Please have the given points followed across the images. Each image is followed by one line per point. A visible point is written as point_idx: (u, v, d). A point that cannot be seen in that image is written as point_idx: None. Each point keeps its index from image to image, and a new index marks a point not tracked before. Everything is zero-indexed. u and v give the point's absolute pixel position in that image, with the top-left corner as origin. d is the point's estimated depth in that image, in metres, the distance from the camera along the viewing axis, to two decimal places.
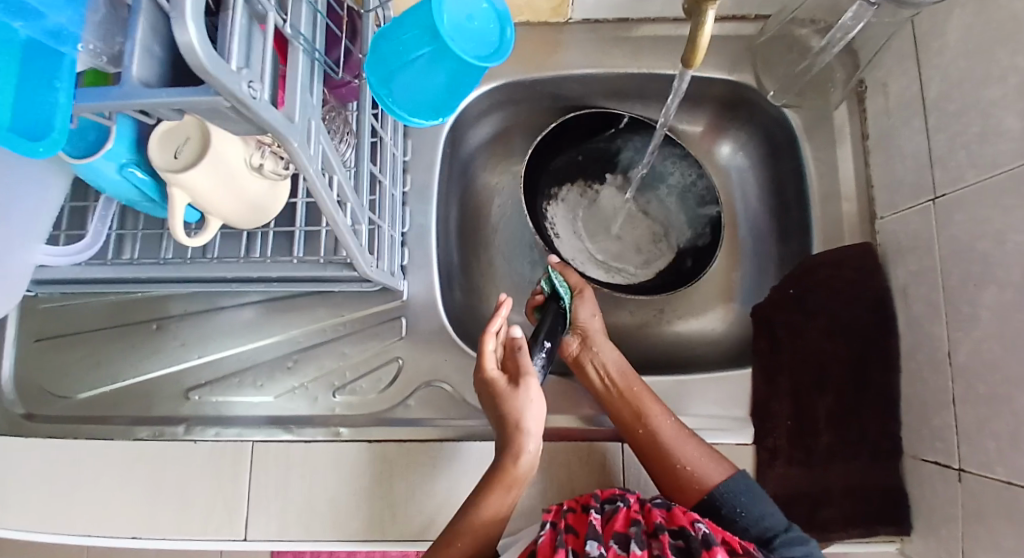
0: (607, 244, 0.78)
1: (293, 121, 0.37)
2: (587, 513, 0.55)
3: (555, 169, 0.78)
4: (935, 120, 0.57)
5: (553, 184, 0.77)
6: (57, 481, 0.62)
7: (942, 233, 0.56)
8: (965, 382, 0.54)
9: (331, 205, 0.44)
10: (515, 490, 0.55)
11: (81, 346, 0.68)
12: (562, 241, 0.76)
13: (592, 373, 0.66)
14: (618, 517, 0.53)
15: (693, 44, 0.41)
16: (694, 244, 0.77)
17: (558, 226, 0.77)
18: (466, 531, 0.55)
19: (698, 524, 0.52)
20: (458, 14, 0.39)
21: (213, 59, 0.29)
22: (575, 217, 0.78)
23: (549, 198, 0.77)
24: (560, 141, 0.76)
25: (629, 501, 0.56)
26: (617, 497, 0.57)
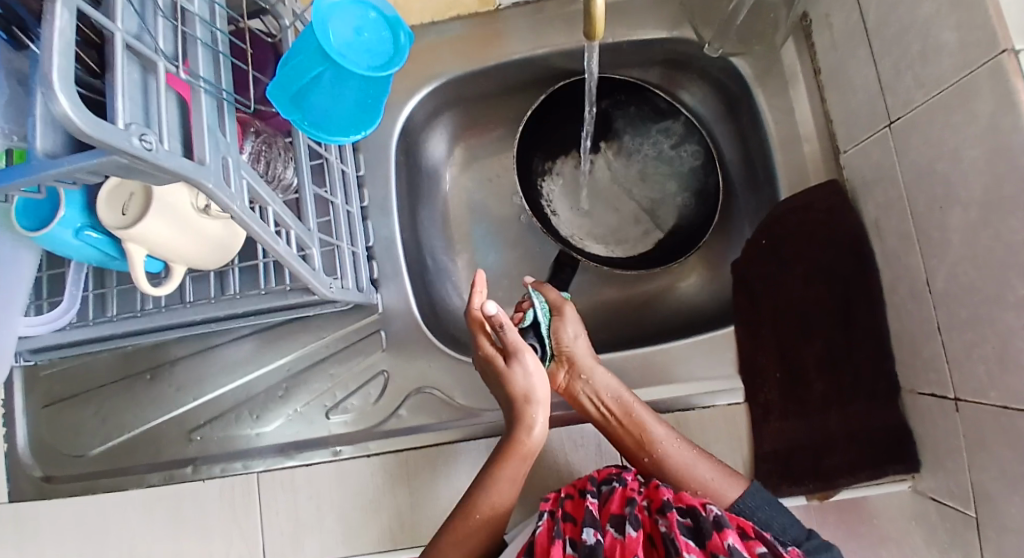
0: (605, 217, 0.77)
1: (206, 163, 0.38)
2: (584, 498, 0.56)
3: (547, 143, 0.76)
4: (878, 44, 0.55)
5: (546, 159, 0.77)
6: (90, 534, 0.66)
7: (903, 159, 0.54)
8: (947, 308, 0.52)
9: (268, 235, 0.45)
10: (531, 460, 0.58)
11: (87, 406, 0.69)
12: (561, 218, 0.76)
13: (584, 402, 0.63)
14: (614, 499, 0.54)
15: (589, 15, 0.40)
16: (693, 209, 0.75)
17: (555, 203, 0.77)
18: (484, 505, 0.55)
19: (709, 505, 0.50)
20: (344, 30, 0.39)
21: (96, 122, 0.29)
22: (573, 190, 0.78)
23: (543, 174, 0.76)
24: (548, 114, 0.74)
25: (626, 479, 0.57)
26: (613, 476, 0.58)
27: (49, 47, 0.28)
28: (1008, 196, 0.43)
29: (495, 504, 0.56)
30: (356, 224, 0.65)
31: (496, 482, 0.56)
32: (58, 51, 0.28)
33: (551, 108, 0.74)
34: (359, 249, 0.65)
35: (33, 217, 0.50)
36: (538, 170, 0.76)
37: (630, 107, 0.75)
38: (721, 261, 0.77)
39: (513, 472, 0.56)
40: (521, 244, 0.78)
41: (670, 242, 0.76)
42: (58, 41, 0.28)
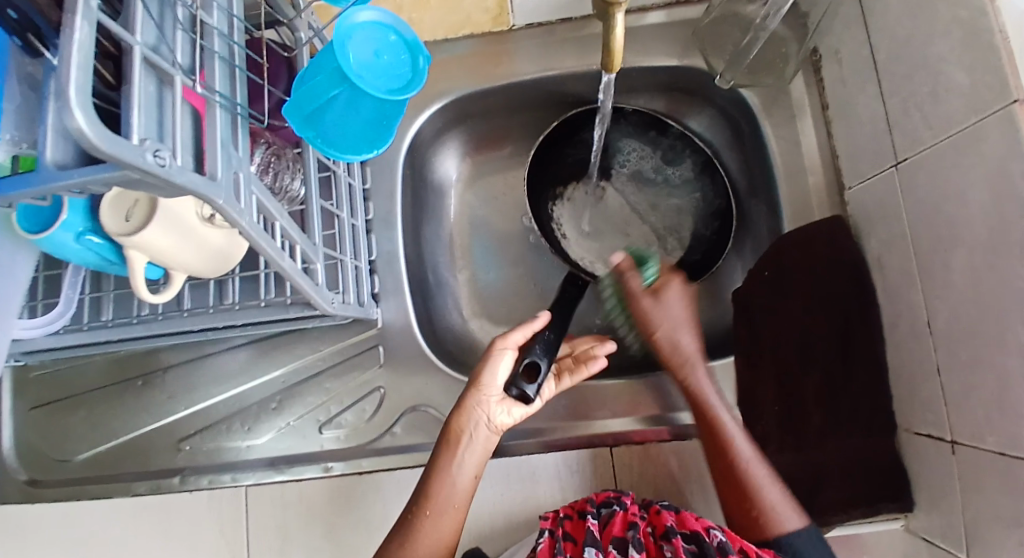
0: (616, 242, 0.76)
1: (217, 179, 0.37)
2: (584, 519, 0.55)
3: (559, 167, 0.76)
4: (888, 83, 0.55)
5: (559, 184, 0.77)
6: (74, 541, 0.65)
7: (909, 199, 0.54)
8: (947, 349, 0.52)
9: (274, 250, 0.44)
10: (472, 448, 0.56)
11: (76, 410, 0.68)
12: (571, 242, 0.76)
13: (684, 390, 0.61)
14: (615, 522, 0.53)
15: (608, 48, 0.40)
16: (706, 236, 0.75)
17: (565, 226, 0.77)
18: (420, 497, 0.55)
19: (711, 530, 0.50)
20: (364, 52, 0.39)
21: (111, 137, 0.29)
22: (584, 214, 0.77)
23: (554, 198, 0.77)
24: (557, 138, 0.74)
25: (626, 503, 0.56)
26: (612, 499, 0.58)
27: (68, 62, 0.27)
28: (1015, 243, 0.43)
29: (436, 500, 0.54)
30: (359, 237, 0.65)
31: (431, 479, 0.55)
32: (78, 66, 0.27)
33: (565, 131, 0.74)
34: (362, 263, 0.64)
35: (34, 221, 0.49)
36: (548, 194, 0.76)
37: (644, 133, 0.75)
38: (720, 288, 0.77)
39: (447, 461, 0.55)
40: (524, 263, 0.78)
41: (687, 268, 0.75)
42: (76, 55, 0.27)
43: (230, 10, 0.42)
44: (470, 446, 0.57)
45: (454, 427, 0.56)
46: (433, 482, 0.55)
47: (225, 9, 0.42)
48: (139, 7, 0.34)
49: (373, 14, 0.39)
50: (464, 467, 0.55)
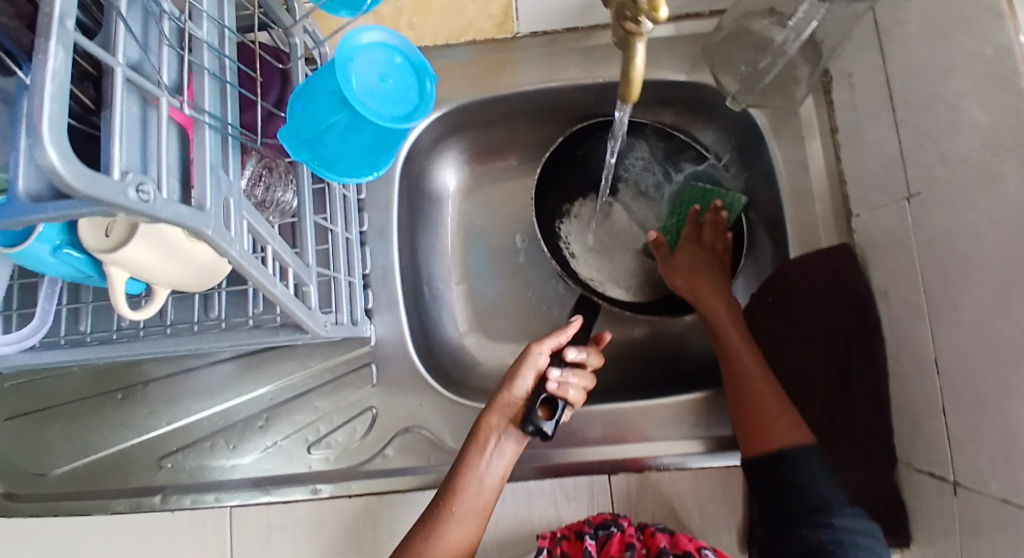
0: (625, 259, 0.75)
1: (205, 208, 0.35)
2: (581, 539, 0.56)
3: (564, 183, 0.74)
4: (903, 113, 0.53)
5: (565, 201, 0.75)
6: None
7: (919, 233, 0.52)
8: (953, 390, 0.51)
9: (265, 278, 0.42)
10: (501, 450, 0.57)
11: (52, 423, 0.65)
12: (580, 261, 0.74)
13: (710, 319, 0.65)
14: (612, 541, 0.54)
15: (626, 77, 0.38)
16: None
17: (572, 245, 0.74)
18: (447, 492, 0.55)
19: (704, 550, 0.53)
20: (368, 76, 0.36)
21: (88, 174, 0.26)
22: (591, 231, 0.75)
23: (561, 216, 0.74)
24: (562, 153, 0.72)
25: (622, 524, 0.57)
26: (609, 520, 0.58)
27: (40, 94, 0.24)
28: None
29: (463, 497, 0.54)
30: (354, 251, 0.62)
31: (459, 477, 0.55)
32: (51, 98, 0.24)
33: (570, 146, 0.72)
34: (356, 278, 0.62)
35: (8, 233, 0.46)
36: (553, 211, 0.74)
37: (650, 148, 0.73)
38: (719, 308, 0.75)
39: (474, 460, 0.55)
40: (521, 278, 0.76)
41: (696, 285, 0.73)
42: (50, 85, 0.25)
43: (221, 19, 0.39)
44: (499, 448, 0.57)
45: (483, 426, 0.57)
46: (460, 480, 0.55)
47: (215, 18, 0.38)
48: (120, 24, 0.31)
49: (378, 35, 0.37)
50: (494, 466, 0.56)
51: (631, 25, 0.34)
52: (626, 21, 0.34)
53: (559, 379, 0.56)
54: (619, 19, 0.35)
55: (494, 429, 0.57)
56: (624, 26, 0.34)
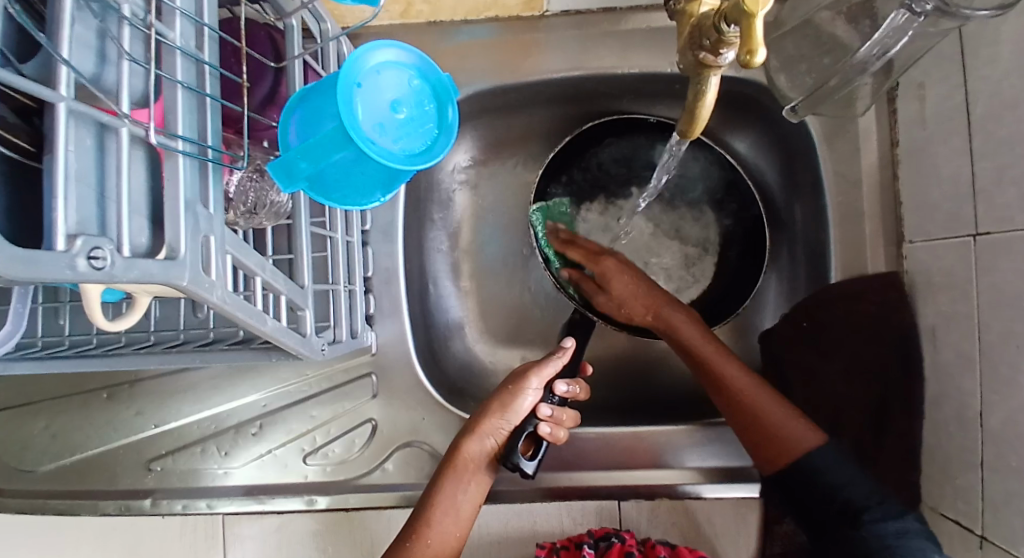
0: None
1: (179, 255, 0.29)
2: (579, 550, 0.57)
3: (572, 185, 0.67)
4: (981, 141, 0.47)
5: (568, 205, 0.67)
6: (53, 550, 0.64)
7: (983, 278, 0.47)
8: (996, 448, 0.46)
9: (251, 316, 0.36)
10: (478, 479, 0.53)
11: (36, 419, 0.62)
12: None
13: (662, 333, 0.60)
14: (613, 551, 0.56)
15: (693, 116, 0.32)
16: (736, 267, 0.67)
17: None
18: (421, 522, 0.51)
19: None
20: (380, 106, 0.32)
21: (15, 259, 0.21)
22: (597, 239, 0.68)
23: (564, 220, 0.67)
24: (570, 152, 0.65)
25: (624, 536, 0.58)
26: (611, 533, 0.59)
27: None
28: None
29: (436, 527, 0.51)
30: (355, 255, 0.57)
31: (436, 506, 0.52)
32: None
33: (579, 144, 0.65)
34: (357, 286, 0.56)
35: None
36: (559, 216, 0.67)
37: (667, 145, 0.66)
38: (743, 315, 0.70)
39: (453, 490, 0.52)
40: (530, 281, 0.70)
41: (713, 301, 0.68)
42: None
43: (199, 16, 0.32)
44: (476, 477, 0.54)
45: (465, 454, 0.53)
46: (434, 509, 0.52)
47: (191, 15, 0.31)
48: (63, 65, 0.24)
49: (394, 52, 0.33)
50: (470, 495, 0.53)
51: (707, 56, 0.28)
52: (702, 51, 0.28)
53: (549, 419, 0.53)
54: (690, 47, 0.29)
55: (476, 457, 0.53)
56: (698, 56, 0.28)
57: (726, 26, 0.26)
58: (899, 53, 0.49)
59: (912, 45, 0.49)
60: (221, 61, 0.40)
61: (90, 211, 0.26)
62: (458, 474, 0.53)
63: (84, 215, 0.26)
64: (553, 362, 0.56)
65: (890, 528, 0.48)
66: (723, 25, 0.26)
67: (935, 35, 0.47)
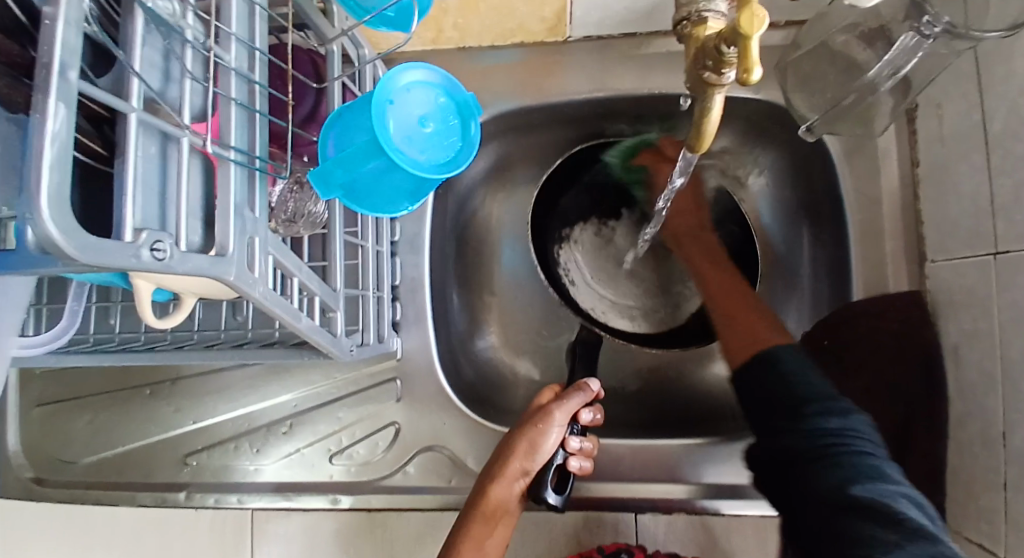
0: (628, 288, 0.69)
1: (227, 253, 0.32)
2: None
3: (566, 206, 0.69)
4: (998, 160, 0.47)
5: (563, 226, 0.69)
6: (93, 540, 0.67)
7: (1003, 295, 0.47)
8: (1020, 469, 0.46)
9: (289, 313, 0.39)
10: (504, 521, 0.54)
11: (83, 412, 0.66)
12: (578, 290, 0.69)
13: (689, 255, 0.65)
14: None
15: (699, 131, 0.34)
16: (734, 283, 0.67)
17: (572, 274, 0.69)
18: None
19: None
20: (409, 120, 0.35)
21: (92, 246, 0.24)
22: (592, 258, 0.70)
23: (560, 241, 0.69)
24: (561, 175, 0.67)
25: (633, 551, 0.59)
26: (621, 549, 0.59)
27: (42, 162, 0.22)
28: None
29: None
30: (383, 265, 0.60)
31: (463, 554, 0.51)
32: (55, 167, 0.22)
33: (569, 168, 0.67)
34: (384, 293, 0.59)
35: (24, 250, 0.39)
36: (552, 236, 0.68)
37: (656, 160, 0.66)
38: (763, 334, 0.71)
39: (480, 537, 0.51)
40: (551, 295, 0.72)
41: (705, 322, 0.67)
42: (51, 152, 0.22)
43: (252, 40, 0.36)
44: (502, 520, 0.53)
45: (494, 500, 0.52)
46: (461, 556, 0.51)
47: (245, 40, 0.35)
48: (135, 78, 0.28)
49: (422, 72, 0.36)
50: (498, 539, 0.53)
51: (711, 75, 0.30)
52: (705, 71, 0.30)
53: (578, 453, 0.55)
54: (696, 67, 0.31)
55: (503, 502, 0.53)
56: (702, 76, 0.31)
57: (726, 48, 0.28)
58: (915, 74, 0.51)
59: (927, 66, 0.50)
60: (268, 81, 0.44)
61: (152, 211, 0.30)
62: (486, 520, 0.52)
63: (147, 214, 0.29)
64: (572, 400, 0.55)
65: (829, 427, 0.46)
66: (724, 46, 0.28)
67: (950, 56, 0.48)
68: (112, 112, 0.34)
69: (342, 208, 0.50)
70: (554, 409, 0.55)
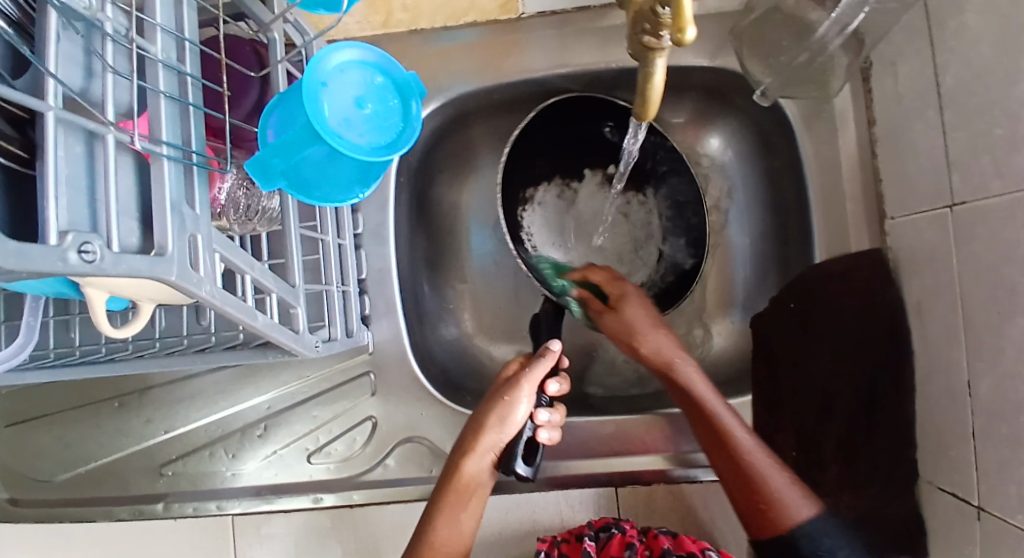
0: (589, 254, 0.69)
1: (167, 253, 0.31)
2: (581, 542, 0.58)
3: (530, 165, 0.67)
4: (951, 113, 0.47)
5: (527, 185, 0.67)
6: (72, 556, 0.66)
7: (962, 247, 0.47)
8: (985, 418, 0.46)
9: (244, 313, 0.39)
10: (479, 494, 0.53)
11: (52, 430, 0.64)
12: (541, 253, 0.68)
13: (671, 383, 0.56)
14: (613, 543, 0.56)
15: (645, 96, 0.33)
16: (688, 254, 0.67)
17: (535, 236, 0.68)
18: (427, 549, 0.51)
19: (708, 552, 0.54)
20: (344, 103, 0.34)
21: (10, 250, 0.22)
22: (555, 220, 0.69)
23: (523, 202, 0.67)
24: (531, 129, 0.65)
25: (624, 527, 0.58)
26: (611, 524, 0.59)
27: None
28: None
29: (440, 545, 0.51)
30: (348, 259, 0.58)
31: (437, 532, 0.51)
32: None
33: (537, 124, 0.65)
34: (351, 287, 0.58)
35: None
36: (518, 196, 0.67)
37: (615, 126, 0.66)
38: (734, 304, 0.71)
39: (454, 513, 0.52)
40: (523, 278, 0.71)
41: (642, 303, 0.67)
42: None
43: (180, 31, 0.35)
44: (476, 494, 0.53)
45: (465, 476, 0.52)
46: (435, 533, 0.51)
47: (171, 30, 0.34)
48: (50, 77, 0.27)
49: (356, 53, 0.35)
50: (474, 512, 0.53)
51: (650, 39, 0.30)
52: (644, 35, 0.30)
53: (546, 423, 0.54)
54: (635, 32, 0.30)
55: (475, 476, 0.52)
56: (642, 40, 0.30)
57: (661, 9, 0.28)
58: None
59: None
60: (207, 74, 0.43)
61: (81, 213, 0.29)
62: (459, 495, 0.52)
63: (76, 216, 0.28)
64: (540, 367, 0.54)
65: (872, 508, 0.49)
66: (658, 8, 0.28)
67: None
68: (32, 113, 0.33)
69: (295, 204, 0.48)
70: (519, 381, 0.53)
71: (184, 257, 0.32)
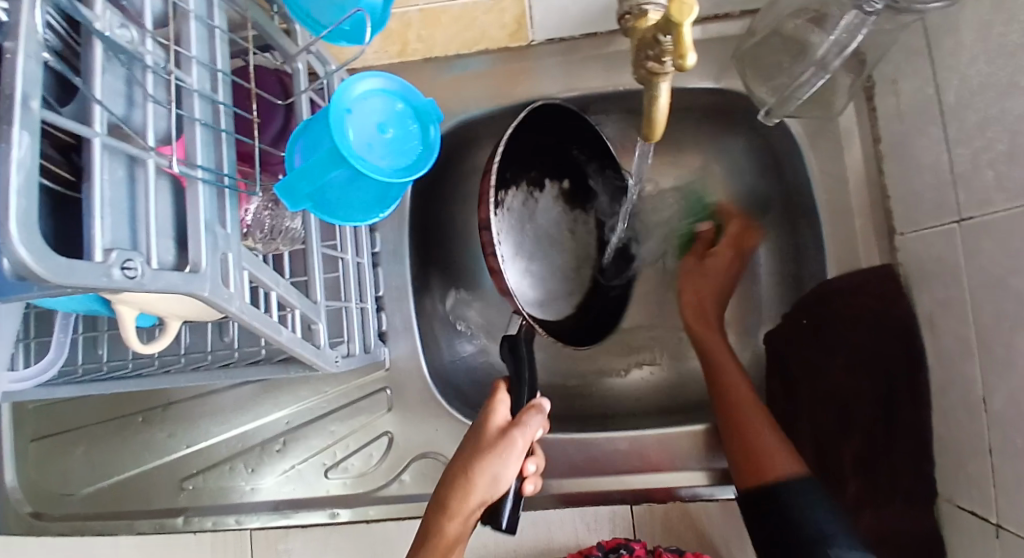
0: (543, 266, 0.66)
1: (200, 270, 0.33)
2: None
3: (508, 168, 0.60)
4: (954, 129, 0.48)
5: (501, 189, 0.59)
6: None
7: (970, 260, 0.48)
8: (1001, 433, 0.46)
9: (270, 328, 0.40)
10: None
11: (77, 445, 0.66)
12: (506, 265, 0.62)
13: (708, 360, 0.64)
14: None
15: (650, 117, 0.35)
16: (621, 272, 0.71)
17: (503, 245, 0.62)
18: None
19: None
20: (367, 128, 0.36)
21: (61, 265, 0.24)
22: (518, 229, 0.64)
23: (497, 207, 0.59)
24: (519, 133, 0.59)
25: (633, 547, 0.59)
26: (620, 545, 0.59)
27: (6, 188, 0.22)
28: None
29: None
30: (365, 277, 0.60)
31: None
32: (18, 192, 0.22)
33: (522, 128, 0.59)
34: (368, 304, 0.60)
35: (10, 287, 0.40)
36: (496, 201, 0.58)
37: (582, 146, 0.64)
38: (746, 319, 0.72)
39: None
40: None
41: (584, 318, 0.67)
42: (16, 179, 0.22)
43: (213, 64, 0.37)
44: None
45: (449, 543, 0.45)
46: None
47: (205, 63, 0.36)
48: (97, 105, 0.29)
49: (378, 82, 0.37)
50: None
51: (654, 65, 0.31)
52: (649, 61, 0.31)
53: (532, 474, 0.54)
54: (639, 58, 0.32)
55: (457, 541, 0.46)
56: (646, 65, 0.32)
57: (662, 37, 0.29)
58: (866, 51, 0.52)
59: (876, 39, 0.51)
60: (236, 102, 0.45)
61: (123, 232, 0.30)
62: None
63: (118, 235, 0.30)
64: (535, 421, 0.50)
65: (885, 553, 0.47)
66: (660, 36, 0.29)
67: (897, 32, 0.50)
68: (77, 139, 0.35)
69: (317, 224, 0.50)
70: (515, 436, 0.48)
71: (216, 275, 0.34)
